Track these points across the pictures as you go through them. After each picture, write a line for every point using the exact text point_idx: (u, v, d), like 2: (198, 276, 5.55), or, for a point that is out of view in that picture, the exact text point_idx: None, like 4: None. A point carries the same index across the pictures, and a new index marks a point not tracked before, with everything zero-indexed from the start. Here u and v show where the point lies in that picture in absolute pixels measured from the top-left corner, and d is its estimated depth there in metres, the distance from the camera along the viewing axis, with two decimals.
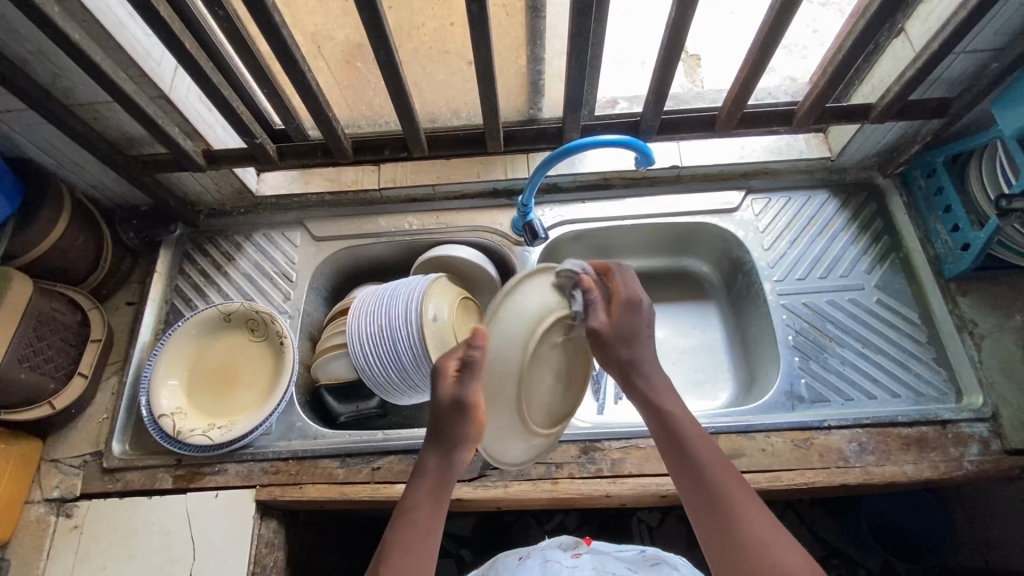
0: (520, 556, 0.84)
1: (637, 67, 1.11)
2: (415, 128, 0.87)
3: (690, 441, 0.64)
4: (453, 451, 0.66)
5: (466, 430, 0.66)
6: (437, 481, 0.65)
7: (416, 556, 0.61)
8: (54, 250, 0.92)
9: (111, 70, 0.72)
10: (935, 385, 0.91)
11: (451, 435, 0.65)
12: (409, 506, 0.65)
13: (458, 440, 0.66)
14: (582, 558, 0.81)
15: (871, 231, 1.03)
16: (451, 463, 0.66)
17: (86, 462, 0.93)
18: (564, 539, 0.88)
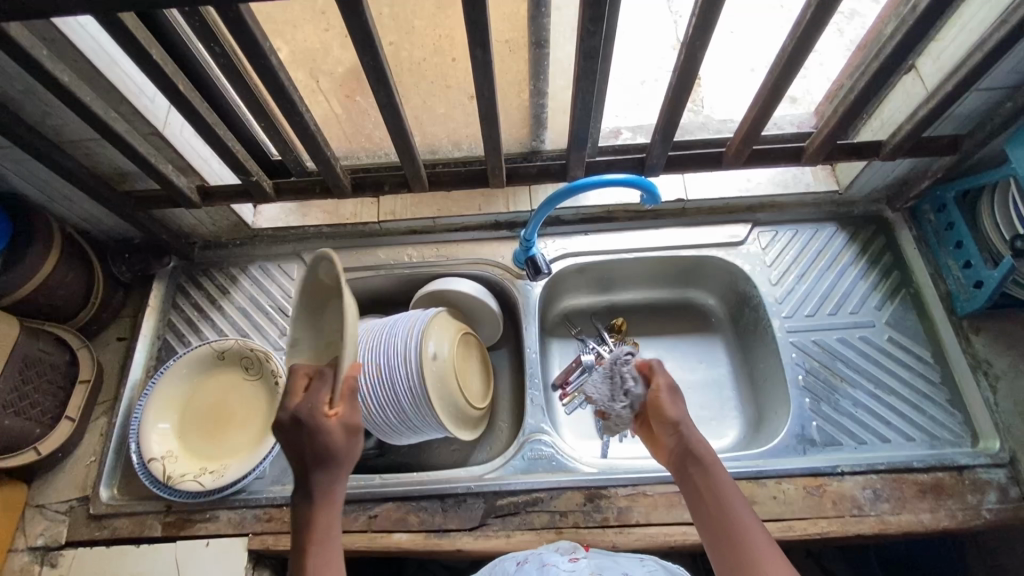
0: (516, 559, 0.74)
1: (637, 87, 1.11)
2: (415, 164, 0.81)
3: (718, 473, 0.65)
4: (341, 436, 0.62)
5: (320, 439, 0.60)
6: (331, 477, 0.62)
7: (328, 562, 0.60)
8: (43, 287, 0.89)
9: (102, 110, 0.69)
10: (950, 428, 0.89)
11: (315, 452, 0.60)
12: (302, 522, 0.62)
13: (317, 452, 0.60)
14: (581, 562, 0.72)
15: (880, 266, 1.01)
16: (331, 475, 0.62)
17: (72, 507, 0.90)
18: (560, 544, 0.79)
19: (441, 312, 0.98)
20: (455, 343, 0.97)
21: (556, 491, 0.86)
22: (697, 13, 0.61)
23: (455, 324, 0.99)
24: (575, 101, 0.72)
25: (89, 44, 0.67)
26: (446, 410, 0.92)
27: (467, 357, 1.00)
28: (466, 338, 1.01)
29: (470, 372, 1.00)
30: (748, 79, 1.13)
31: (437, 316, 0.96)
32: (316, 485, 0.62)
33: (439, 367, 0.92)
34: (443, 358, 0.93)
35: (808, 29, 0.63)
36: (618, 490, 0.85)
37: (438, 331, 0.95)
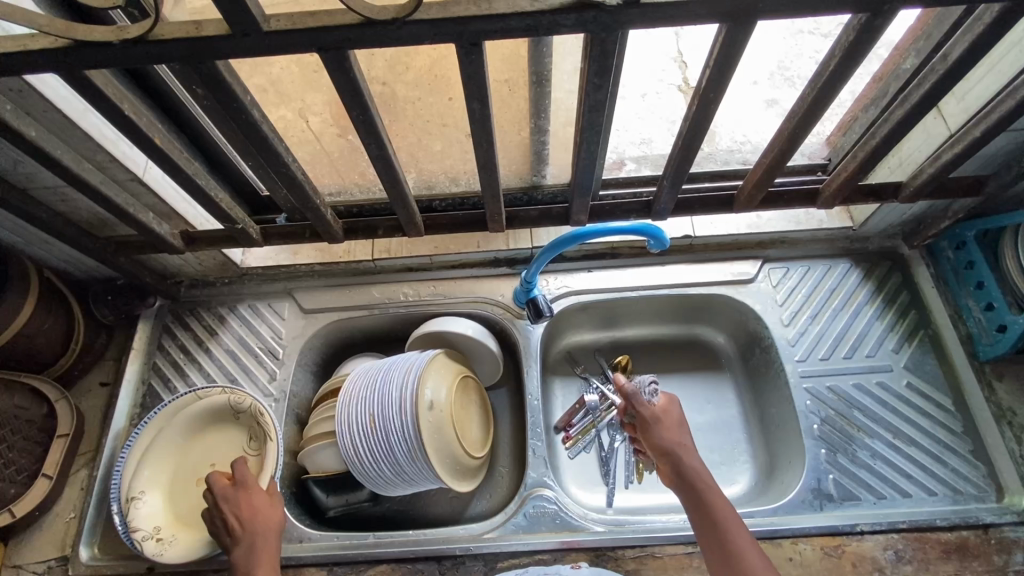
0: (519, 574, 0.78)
1: (638, 100, 1.10)
2: (410, 210, 0.77)
3: (713, 492, 0.71)
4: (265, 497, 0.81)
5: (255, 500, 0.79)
6: (269, 528, 0.77)
7: None
8: (19, 337, 0.84)
9: (75, 162, 0.65)
10: (974, 482, 0.85)
11: (251, 509, 0.78)
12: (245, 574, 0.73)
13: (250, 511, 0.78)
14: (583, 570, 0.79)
15: (897, 305, 0.97)
16: (265, 531, 0.77)
17: (49, 569, 0.85)
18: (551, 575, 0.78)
19: (441, 354, 0.93)
20: (454, 389, 0.92)
21: (560, 552, 0.82)
22: (711, 62, 0.57)
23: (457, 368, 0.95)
24: (579, 148, 0.68)
25: (60, 93, 0.62)
26: (443, 461, 0.87)
27: (466, 403, 0.95)
28: (466, 383, 0.96)
29: (469, 419, 0.95)
30: (750, 91, 1.11)
31: (437, 359, 0.92)
32: (253, 538, 0.76)
33: (438, 415, 0.88)
34: (439, 406, 0.88)
35: (828, 81, 0.60)
36: (625, 551, 0.81)
37: (437, 376, 0.90)
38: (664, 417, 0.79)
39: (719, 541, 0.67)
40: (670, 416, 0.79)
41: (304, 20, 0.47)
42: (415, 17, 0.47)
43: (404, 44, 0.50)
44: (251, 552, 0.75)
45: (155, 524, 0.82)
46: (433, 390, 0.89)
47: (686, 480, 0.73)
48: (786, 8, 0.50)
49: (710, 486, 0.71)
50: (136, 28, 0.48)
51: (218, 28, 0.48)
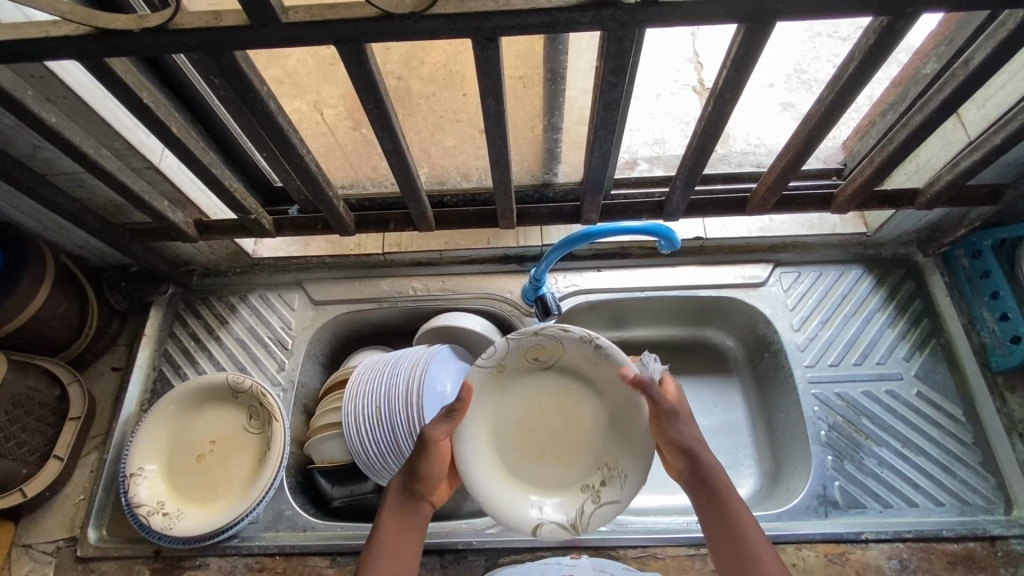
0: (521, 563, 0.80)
1: (653, 100, 1.09)
2: (421, 205, 0.77)
3: (732, 497, 0.62)
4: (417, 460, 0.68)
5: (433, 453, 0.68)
6: (399, 509, 0.65)
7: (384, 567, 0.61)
8: (34, 320, 0.86)
9: (92, 148, 0.66)
10: (982, 493, 0.84)
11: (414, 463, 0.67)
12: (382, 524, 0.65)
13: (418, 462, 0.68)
14: (583, 558, 0.80)
15: (909, 313, 0.96)
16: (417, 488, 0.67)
17: (59, 548, 0.87)
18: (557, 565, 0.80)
19: (534, 339, 0.73)
20: (564, 375, 0.76)
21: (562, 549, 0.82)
22: (728, 65, 0.57)
23: (541, 347, 0.74)
24: (592, 145, 0.68)
25: (79, 80, 0.63)
26: (614, 470, 0.73)
27: (544, 404, 0.77)
28: (529, 373, 0.76)
29: (536, 428, 0.76)
30: (767, 94, 1.10)
31: (553, 330, 0.73)
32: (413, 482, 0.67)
33: (604, 382, 0.74)
34: (496, 442, 0.75)
35: (845, 86, 0.59)
36: (627, 551, 0.81)
37: (571, 348, 0.74)
38: (682, 408, 0.67)
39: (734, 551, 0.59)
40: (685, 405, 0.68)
41: (322, 12, 0.48)
42: (432, 11, 0.47)
43: (420, 37, 0.50)
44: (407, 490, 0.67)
45: (158, 500, 0.84)
46: (591, 352, 0.73)
47: (705, 482, 0.64)
48: (808, 10, 0.50)
49: (727, 487, 0.63)
50: (155, 16, 0.48)
51: (237, 19, 0.48)
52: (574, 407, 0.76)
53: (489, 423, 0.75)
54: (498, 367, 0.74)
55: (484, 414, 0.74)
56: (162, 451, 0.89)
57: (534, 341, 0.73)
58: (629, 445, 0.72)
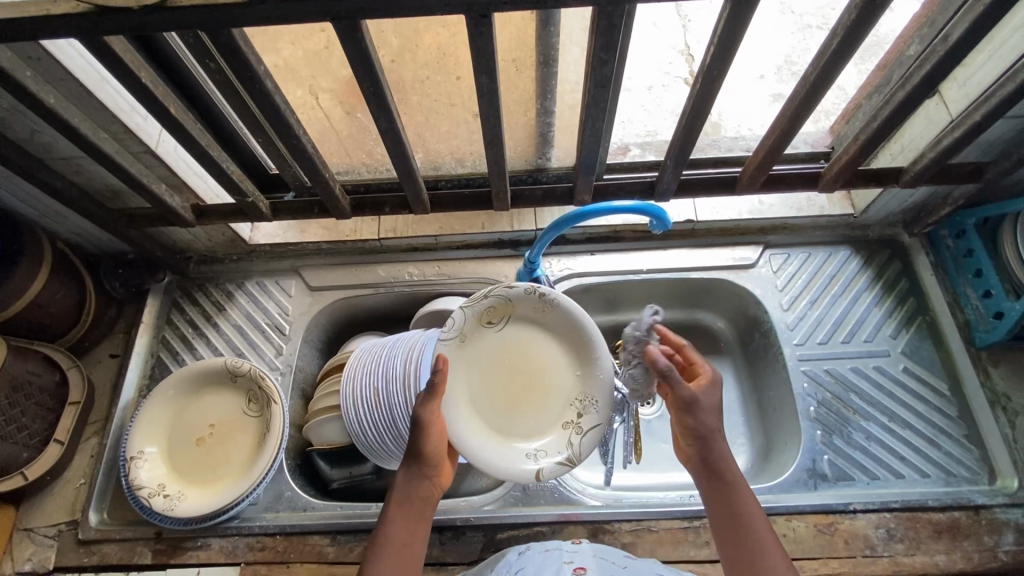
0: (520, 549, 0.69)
1: (644, 92, 1.11)
2: (416, 185, 0.78)
3: (741, 491, 0.61)
4: (421, 456, 0.68)
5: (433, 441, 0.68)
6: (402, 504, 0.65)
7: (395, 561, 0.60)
8: (33, 306, 0.86)
9: (90, 131, 0.67)
10: (966, 464, 0.86)
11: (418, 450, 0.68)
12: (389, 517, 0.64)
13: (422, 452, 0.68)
14: (585, 544, 0.69)
15: (895, 292, 0.98)
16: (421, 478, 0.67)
17: (61, 532, 0.87)
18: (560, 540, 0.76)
19: (484, 301, 0.77)
20: (521, 328, 0.80)
21: (558, 524, 0.83)
22: (714, 43, 0.59)
23: (493, 308, 0.78)
24: (584, 124, 0.70)
25: (76, 62, 0.64)
26: (584, 406, 0.78)
27: (509, 363, 0.79)
28: (490, 333, 0.79)
29: (506, 385, 0.79)
30: (757, 86, 1.11)
31: (499, 290, 0.77)
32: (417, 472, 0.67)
33: (558, 325, 0.79)
34: (477, 402, 0.77)
35: (828, 62, 0.61)
36: (622, 525, 0.83)
37: (520, 301, 0.78)
38: (704, 396, 0.65)
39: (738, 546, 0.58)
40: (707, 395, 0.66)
41: None
42: None
43: (415, 14, 0.51)
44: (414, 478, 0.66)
45: (159, 482, 0.85)
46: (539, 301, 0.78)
47: (715, 474, 0.63)
48: None
49: (736, 480, 0.62)
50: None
51: None
52: (536, 356, 0.80)
53: (463, 388, 0.77)
54: (458, 338, 0.77)
55: (455, 381, 0.77)
56: (161, 436, 0.89)
57: (485, 304, 0.78)
58: (597, 378, 0.77)
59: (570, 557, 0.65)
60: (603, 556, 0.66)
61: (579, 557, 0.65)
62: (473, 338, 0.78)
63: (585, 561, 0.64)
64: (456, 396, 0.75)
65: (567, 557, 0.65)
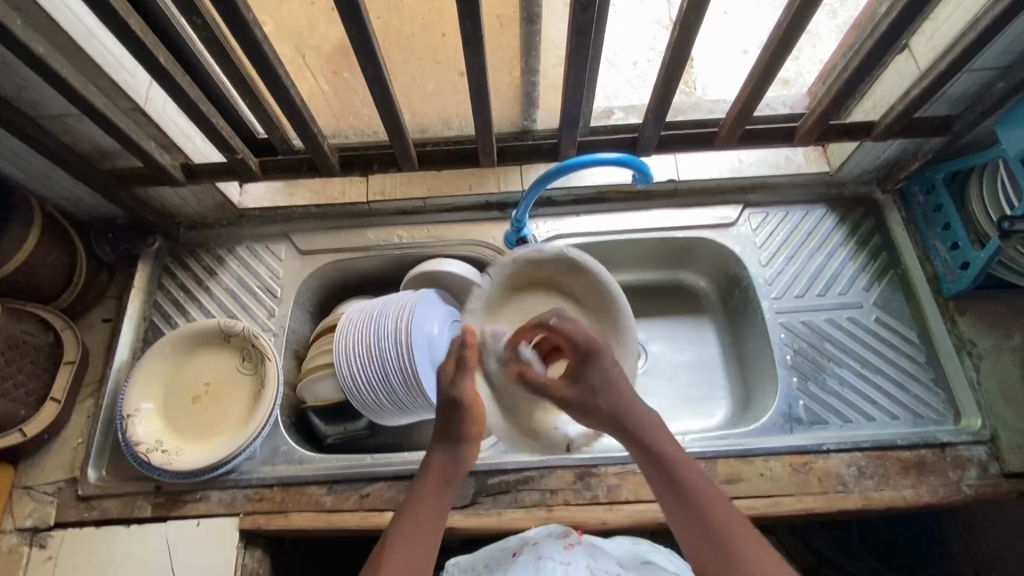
0: (514, 552, 0.77)
1: (631, 68, 1.11)
2: (405, 142, 0.82)
3: (696, 483, 0.67)
4: (460, 447, 0.75)
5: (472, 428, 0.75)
6: (436, 488, 0.72)
7: (416, 543, 0.67)
8: (24, 266, 0.87)
9: (80, 84, 0.68)
10: (933, 406, 0.91)
11: (457, 434, 0.75)
12: (416, 497, 0.71)
13: (463, 436, 0.75)
14: (577, 551, 0.76)
15: (869, 247, 1.02)
16: (458, 463, 0.74)
17: (60, 489, 0.89)
18: (553, 526, 0.81)
19: (513, 269, 0.84)
20: (544, 294, 0.86)
21: (547, 470, 0.87)
22: None
23: (520, 276, 0.85)
24: (568, 74, 0.72)
25: (62, 14, 0.65)
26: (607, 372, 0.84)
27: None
28: (516, 304, 0.86)
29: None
30: (742, 61, 1.12)
31: (523, 255, 0.83)
32: (455, 459, 0.74)
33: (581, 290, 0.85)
34: (508, 377, 0.83)
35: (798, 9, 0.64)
36: (608, 468, 0.86)
37: (548, 266, 0.84)
38: (580, 380, 0.75)
39: (705, 537, 0.63)
40: (580, 388, 0.75)
41: None
42: None
43: None
44: (453, 462, 0.74)
45: (156, 439, 0.87)
46: (567, 265, 0.84)
47: (671, 475, 0.68)
48: None
49: (689, 474, 0.67)
50: None
51: None
52: None
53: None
54: (484, 307, 0.86)
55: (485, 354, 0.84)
56: (158, 396, 0.91)
57: (511, 270, 0.84)
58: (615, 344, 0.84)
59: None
60: (595, 567, 0.75)
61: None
62: (501, 307, 0.85)
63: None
64: (488, 376, 0.82)
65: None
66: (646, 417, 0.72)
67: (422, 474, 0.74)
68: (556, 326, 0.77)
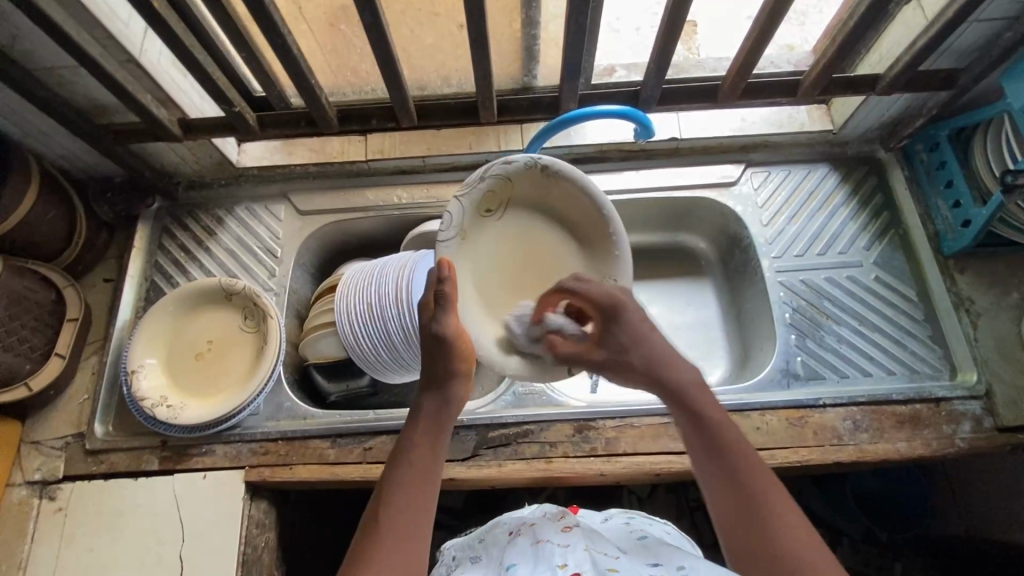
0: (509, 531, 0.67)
1: (633, 34, 1.06)
2: (403, 95, 0.83)
3: (726, 434, 0.62)
4: (448, 386, 0.70)
5: (455, 363, 0.71)
6: (426, 431, 0.66)
7: (416, 486, 0.61)
8: (24, 223, 0.87)
9: (73, 31, 0.67)
10: (929, 362, 0.91)
11: (445, 371, 0.70)
12: (408, 445, 0.65)
13: (450, 372, 0.70)
14: (573, 529, 0.63)
15: (871, 206, 1.02)
16: (448, 400, 0.69)
17: (68, 443, 0.91)
18: (549, 509, 0.71)
19: (482, 186, 0.77)
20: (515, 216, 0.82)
21: (547, 424, 0.88)
22: None
23: (489, 194, 0.79)
24: (569, 22, 0.70)
25: None
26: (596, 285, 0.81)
27: (511, 245, 0.82)
28: (495, 228, 0.81)
29: (513, 271, 0.82)
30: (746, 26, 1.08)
31: (497, 169, 0.77)
32: (444, 399, 0.69)
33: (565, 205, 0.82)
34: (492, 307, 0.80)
35: None
36: (606, 422, 0.87)
37: (517, 180, 0.79)
38: (611, 343, 0.74)
39: (737, 500, 0.57)
40: (609, 351, 0.75)
41: None
42: None
43: None
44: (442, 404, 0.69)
45: (160, 394, 0.88)
46: (528, 172, 0.79)
47: (703, 425, 0.64)
48: None
49: (724, 427, 0.63)
50: None
51: None
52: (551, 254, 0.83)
53: (470, 282, 0.79)
54: (460, 234, 0.77)
55: (463, 278, 0.78)
56: (161, 354, 0.92)
57: (483, 188, 0.77)
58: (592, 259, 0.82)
59: (563, 556, 0.58)
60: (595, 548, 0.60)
61: (572, 556, 0.58)
62: (469, 227, 0.79)
63: (578, 560, 0.57)
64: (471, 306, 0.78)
65: (560, 554, 0.58)
66: (667, 355, 0.71)
67: (411, 420, 0.68)
68: (578, 288, 0.75)
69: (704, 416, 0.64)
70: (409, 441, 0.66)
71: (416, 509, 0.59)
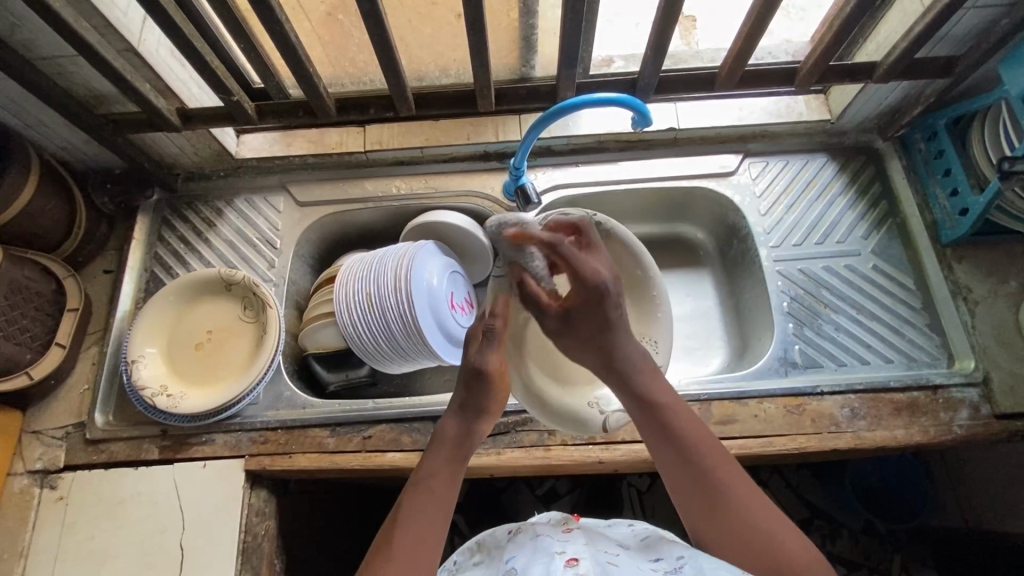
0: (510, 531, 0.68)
1: (632, 28, 1.07)
2: (402, 85, 0.83)
3: (680, 425, 0.65)
4: (477, 420, 0.73)
5: (489, 400, 0.74)
6: (449, 459, 0.69)
7: (433, 508, 0.63)
8: (25, 214, 0.87)
9: (72, 18, 0.67)
10: (927, 350, 0.92)
11: (476, 407, 0.73)
12: (430, 467, 0.68)
13: (481, 410, 0.73)
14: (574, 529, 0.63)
15: (869, 196, 1.02)
16: (470, 431, 0.72)
17: (68, 433, 0.91)
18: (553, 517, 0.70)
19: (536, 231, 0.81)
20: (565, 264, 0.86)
21: None
22: None
23: None
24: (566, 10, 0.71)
25: None
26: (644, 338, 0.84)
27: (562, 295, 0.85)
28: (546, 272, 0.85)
29: None
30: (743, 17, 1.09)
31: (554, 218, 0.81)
32: (470, 432, 0.72)
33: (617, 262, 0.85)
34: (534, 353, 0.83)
35: None
36: None
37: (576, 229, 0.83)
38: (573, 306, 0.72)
39: (697, 483, 0.62)
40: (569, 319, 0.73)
41: None
42: None
43: None
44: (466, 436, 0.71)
45: (160, 383, 0.88)
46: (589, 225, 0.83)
47: (659, 417, 0.66)
48: None
49: (682, 416, 0.66)
50: None
51: None
52: None
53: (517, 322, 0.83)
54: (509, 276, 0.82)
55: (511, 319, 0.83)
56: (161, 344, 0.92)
57: None
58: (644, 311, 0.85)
59: (563, 546, 0.59)
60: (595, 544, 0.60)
61: (571, 546, 0.59)
62: None
63: (578, 549, 0.58)
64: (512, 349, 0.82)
65: (559, 545, 0.59)
66: (633, 356, 0.70)
67: (434, 443, 0.71)
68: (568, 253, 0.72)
69: (658, 406, 0.67)
70: (429, 466, 0.68)
71: (431, 532, 0.61)
